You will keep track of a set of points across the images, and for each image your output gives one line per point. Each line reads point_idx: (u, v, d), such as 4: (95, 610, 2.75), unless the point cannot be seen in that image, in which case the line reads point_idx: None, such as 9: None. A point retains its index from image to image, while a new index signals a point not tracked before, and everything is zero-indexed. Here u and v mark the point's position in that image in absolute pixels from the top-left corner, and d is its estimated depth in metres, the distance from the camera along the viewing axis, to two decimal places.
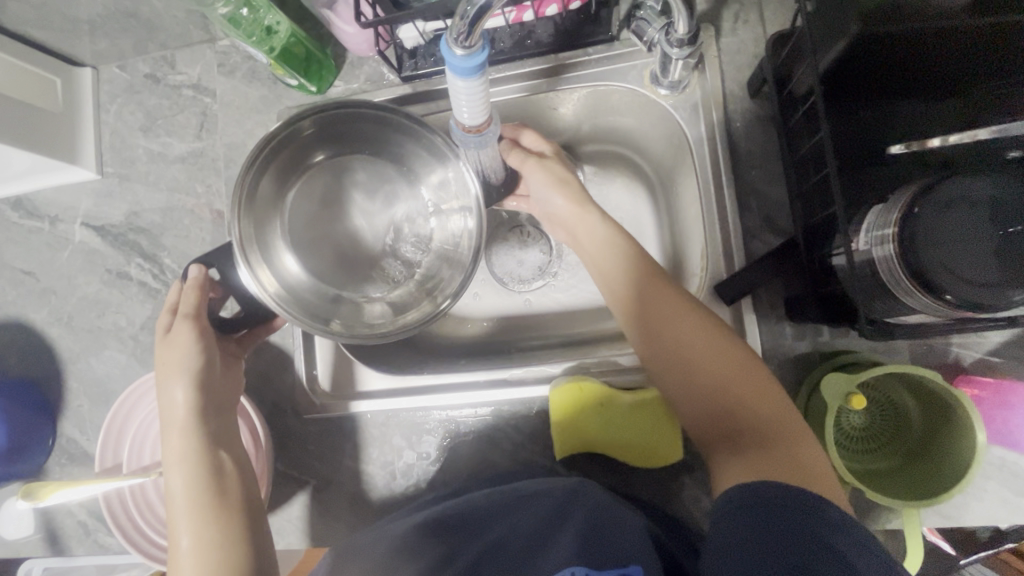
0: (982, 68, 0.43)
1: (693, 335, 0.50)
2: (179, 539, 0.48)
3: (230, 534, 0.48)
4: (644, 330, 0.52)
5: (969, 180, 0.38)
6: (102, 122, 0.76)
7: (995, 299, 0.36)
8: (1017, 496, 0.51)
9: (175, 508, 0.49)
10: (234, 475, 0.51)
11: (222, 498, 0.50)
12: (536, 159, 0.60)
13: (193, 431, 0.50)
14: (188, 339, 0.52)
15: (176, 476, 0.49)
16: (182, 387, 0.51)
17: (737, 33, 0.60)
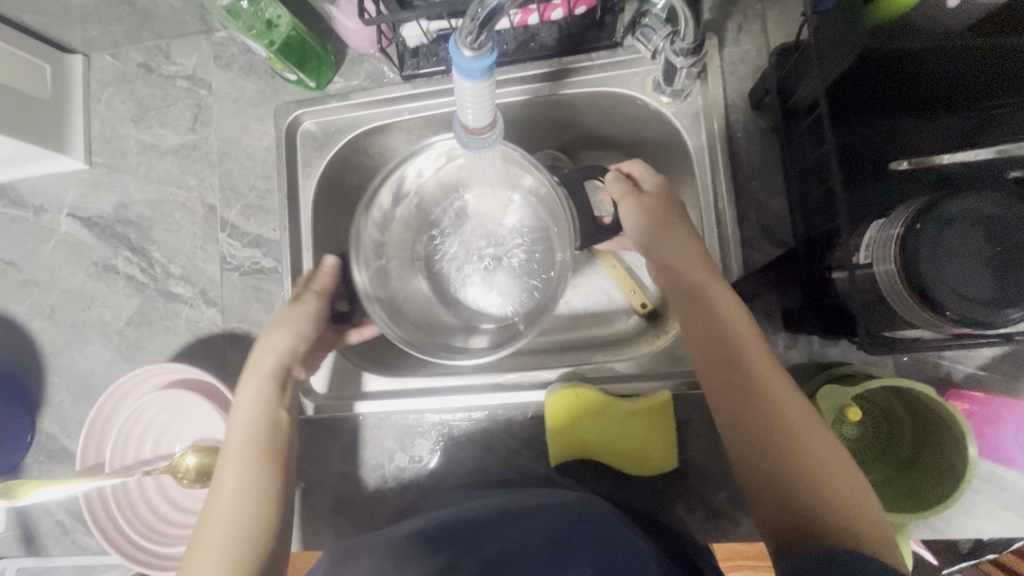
0: (987, 88, 0.44)
1: (776, 384, 0.47)
2: (225, 479, 0.49)
3: (266, 496, 0.49)
4: (720, 366, 0.49)
5: (971, 197, 0.38)
6: (92, 111, 0.74)
7: (993, 316, 0.37)
8: (1003, 510, 0.52)
9: (230, 443, 0.50)
10: (285, 435, 0.52)
11: (270, 454, 0.50)
12: (633, 198, 0.57)
13: (273, 377, 0.53)
14: (307, 310, 0.56)
15: (245, 412, 0.52)
16: (285, 339, 0.54)
17: (739, 44, 0.60)
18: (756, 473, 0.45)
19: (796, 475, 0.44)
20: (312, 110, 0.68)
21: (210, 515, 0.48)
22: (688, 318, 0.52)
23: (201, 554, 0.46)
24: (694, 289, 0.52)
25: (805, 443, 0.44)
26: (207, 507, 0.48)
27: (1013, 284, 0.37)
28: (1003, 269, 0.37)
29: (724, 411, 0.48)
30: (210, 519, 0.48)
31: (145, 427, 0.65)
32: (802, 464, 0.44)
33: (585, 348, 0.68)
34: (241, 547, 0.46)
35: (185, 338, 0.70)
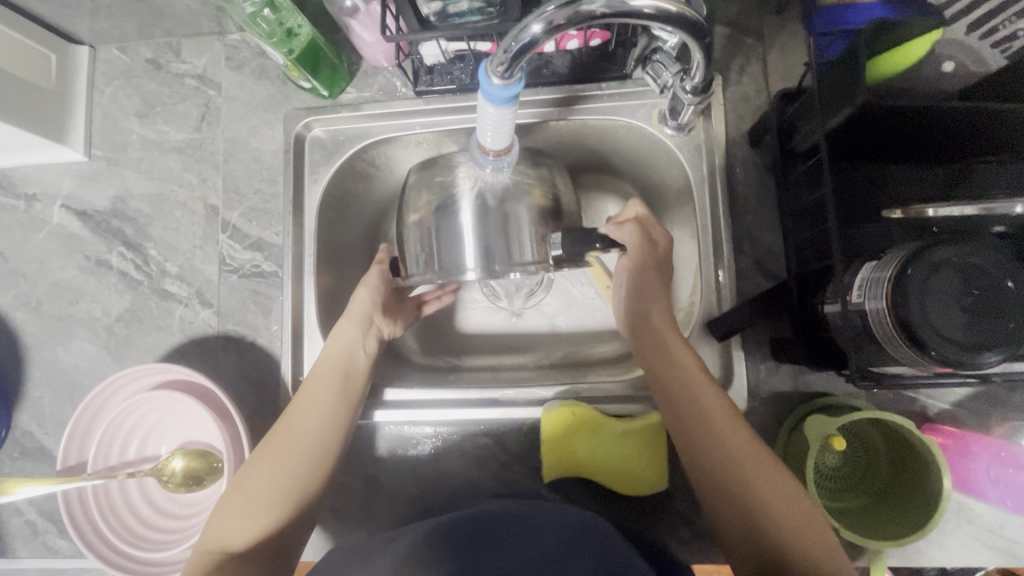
0: (975, 144, 0.47)
1: (725, 420, 0.51)
2: (324, 397, 0.57)
3: (342, 420, 0.57)
4: (682, 428, 0.52)
5: (958, 247, 0.41)
6: (95, 103, 0.74)
7: (972, 358, 0.40)
8: (968, 539, 0.55)
9: (322, 366, 0.59)
10: (360, 377, 0.60)
11: (348, 387, 0.59)
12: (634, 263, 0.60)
13: (362, 319, 0.62)
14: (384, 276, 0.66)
15: (334, 346, 0.61)
16: (364, 294, 0.64)
17: (741, 84, 0.63)
18: (732, 526, 0.48)
19: (756, 514, 0.47)
20: (323, 118, 0.69)
21: (288, 423, 0.56)
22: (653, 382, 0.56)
23: (270, 451, 0.54)
24: (659, 353, 0.56)
25: (768, 496, 0.47)
26: (286, 414, 0.57)
27: (989, 329, 0.40)
28: (981, 316, 0.40)
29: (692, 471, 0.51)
30: (286, 426, 0.56)
31: (131, 428, 0.63)
32: (761, 509, 0.47)
33: (578, 365, 0.69)
34: (307, 454, 0.55)
35: (177, 338, 0.69)
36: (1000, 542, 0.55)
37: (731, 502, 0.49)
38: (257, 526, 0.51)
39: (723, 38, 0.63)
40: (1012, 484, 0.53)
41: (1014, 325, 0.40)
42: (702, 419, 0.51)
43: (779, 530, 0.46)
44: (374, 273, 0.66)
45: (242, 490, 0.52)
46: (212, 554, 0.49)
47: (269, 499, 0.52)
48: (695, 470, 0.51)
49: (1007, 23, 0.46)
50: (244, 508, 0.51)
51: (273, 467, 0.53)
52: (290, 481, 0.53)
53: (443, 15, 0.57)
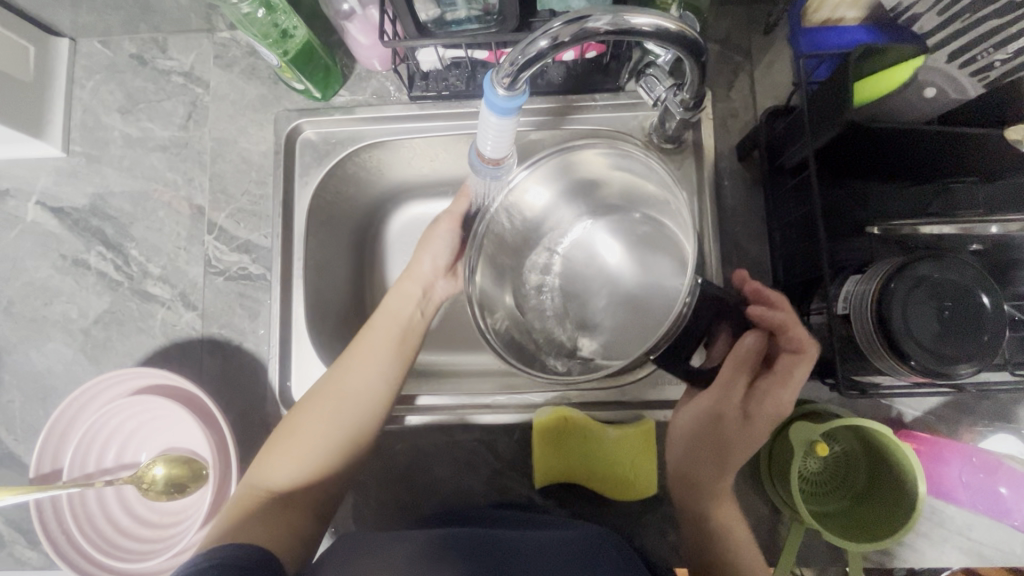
0: (955, 164, 0.49)
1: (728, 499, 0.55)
2: (377, 354, 0.59)
3: (396, 378, 0.59)
4: (684, 473, 0.56)
5: (939, 262, 0.43)
6: (75, 98, 0.71)
7: (947, 369, 0.42)
8: (940, 542, 0.57)
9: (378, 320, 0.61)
10: (417, 333, 0.62)
11: (402, 348, 0.61)
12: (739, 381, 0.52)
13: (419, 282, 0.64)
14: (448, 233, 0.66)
15: (395, 300, 0.63)
16: (429, 258, 0.65)
17: (730, 101, 0.65)
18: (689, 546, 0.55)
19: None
20: (315, 120, 0.68)
21: (343, 375, 0.57)
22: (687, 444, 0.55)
23: (321, 398, 0.56)
24: (712, 438, 0.54)
25: (741, 551, 0.53)
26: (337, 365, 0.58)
27: (964, 342, 0.42)
28: (952, 327, 0.42)
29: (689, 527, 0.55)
30: (339, 374, 0.58)
31: (110, 433, 0.61)
32: None
33: None
34: (360, 403, 0.56)
35: (159, 341, 0.67)
36: (968, 544, 0.57)
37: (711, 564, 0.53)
38: (303, 466, 0.54)
39: (712, 54, 0.66)
40: (984, 490, 0.55)
41: (986, 338, 0.42)
42: (714, 476, 0.54)
43: None
44: (443, 236, 0.66)
45: (291, 431, 0.55)
46: (258, 490, 0.52)
47: (318, 446, 0.55)
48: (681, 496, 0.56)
49: (986, 53, 0.49)
50: (292, 450, 0.54)
51: (325, 415, 0.56)
52: (340, 428, 0.55)
53: (440, 22, 0.57)
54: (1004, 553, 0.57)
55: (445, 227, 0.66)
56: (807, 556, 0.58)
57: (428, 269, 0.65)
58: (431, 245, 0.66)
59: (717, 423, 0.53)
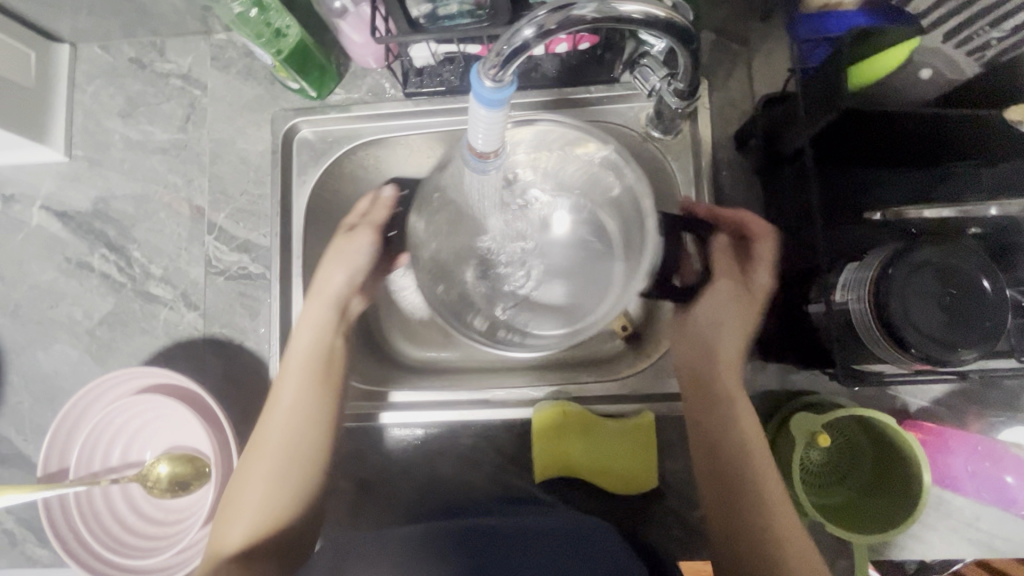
0: (956, 147, 0.48)
1: (748, 428, 0.53)
2: (283, 395, 0.58)
3: (326, 410, 0.58)
4: (696, 382, 0.56)
5: (938, 247, 0.42)
6: (76, 103, 0.72)
7: (950, 355, 0.41)
8: (949, 533, 0.56)
9: (292, 362, 0.60)
10: (339, 360, 0.61)
11: (328, 378, 0.60)
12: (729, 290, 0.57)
13: (331, 306, 0.62)
14: (367, 241, 0.64)
15: (306, 334, 0.60)
16: (340, 275, 0.63)
17: (727, 89, 0.64)
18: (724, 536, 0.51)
19: (764, 535, 0.48)
20: (311, 119, 0.68)
21: (271, 425, 0.57)
22: (687, 357, 0.58)
23: (265, 450, 0.56)
24: (705, 347, 0.57)
25: (763, 483, 0.50)
26: (264, 418, 0.58)
27: (967, 327, 0.41)
28: (953, 313, 0.41)
29: (703, 467, 0.54)
30: (269, 423, 0.58)
31: (115, 432, 0.62)
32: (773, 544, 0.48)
33: (569, 366, 0.69)
34: (296, 450, 0.56)
35: (162, 341, 0.68)
36: (977, 535, 0.56)
37: (726, 522, 0.51)
38: (255, 526, 0.54)
39: (708, 43, 0.65)
40: (989, 478, 0.54)
41: (989, 324, 0.41)
42: (724, 398, 0.54)
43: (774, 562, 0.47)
44: (362, 246, 0.64)
45: (232, 495, 0.55)
46: (213, 559, 0.52)
47: (263, 504, 0.54)
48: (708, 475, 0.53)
49: (981, 32, 0.48)
50: (238, 514, 0.54)
51: (260, 470, 0.55)
52: (283, 480, 0.55)
53: (433, 18, 0.57)
54: (1016, 544, 0.56)
55: (363, 239, 0.64)
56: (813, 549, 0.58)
57: (339, 286, 0.63)
58: (342, 262, 0.63)
59: (715, 365, 0.56)
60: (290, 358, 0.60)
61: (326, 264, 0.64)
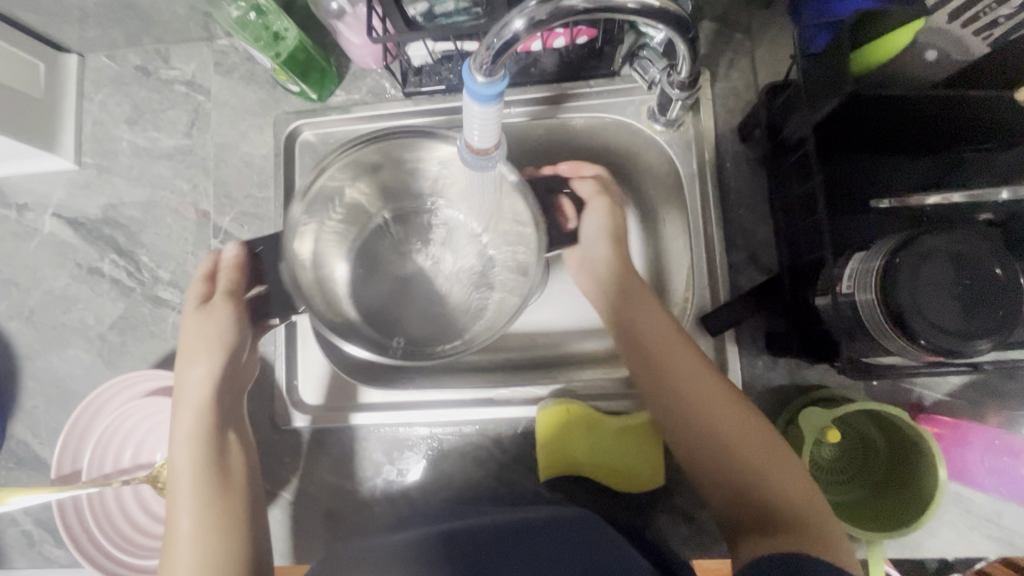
0: (965, 132, 0.47)
1: (667, 338, 0.57)
2: (180, 520, 0.51)
3: (232, 513, 0.52)
4: (616, 298, 0.60)
5: (947, 235, 0.41)
6: (85, 112, 0.74)
7: (963, 346, 0.40)
8: (970, 530, 0.55)
9: (178, 484, 0.53)
10: (236, 459, 0.55)
11: (224, 480, 0.53)
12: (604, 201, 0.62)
13: (206, 411, 0.55)
14: (226, 316, 0.56)
15: (185, 449, 0.53)
16: (206, 362, 0.55)
17: (730, 79, 0.63)
18: (710, 485, 0.52)
19: (715, 434, 0.52)
20: (312, 121, 0.69)
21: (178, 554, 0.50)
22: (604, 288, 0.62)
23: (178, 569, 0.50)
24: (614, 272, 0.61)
25: (691, 381, 0.54)
26: (166, 554, 0.51)
27: (980, 316, 0.40)
28: (965, 302, 0.40)
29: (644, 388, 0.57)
30: (173, 560, 0.50)
31: (125, 434, 0.63)
32: (722, 441, 0.52)
33: (574, 364, 0.68)
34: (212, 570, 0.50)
35: (171, 344, 0.69)
36: (999, 532, 0.54)
37: (683, 426, 0.54)
38: None
39: (710, 32, 0.64)
40: (1006, 473, 0.53)
41: (1003, 313, 0.40)
42: (643, 309, 0.59)
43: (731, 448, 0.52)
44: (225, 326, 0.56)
45: None
46: None
47: None
48: (675, 431, 0.54)
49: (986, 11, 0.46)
50: None
51: None
52: None
53: (430, 15, 0.57)
54: None
55: (224, 315, 0.56)
56: None
57: (200, 381, 0.55)
58: (202, 350, 0.55)
59: (644, 320, 0.58)
60: (173, 482, 0.53)
61: (182, 357, 0.56)
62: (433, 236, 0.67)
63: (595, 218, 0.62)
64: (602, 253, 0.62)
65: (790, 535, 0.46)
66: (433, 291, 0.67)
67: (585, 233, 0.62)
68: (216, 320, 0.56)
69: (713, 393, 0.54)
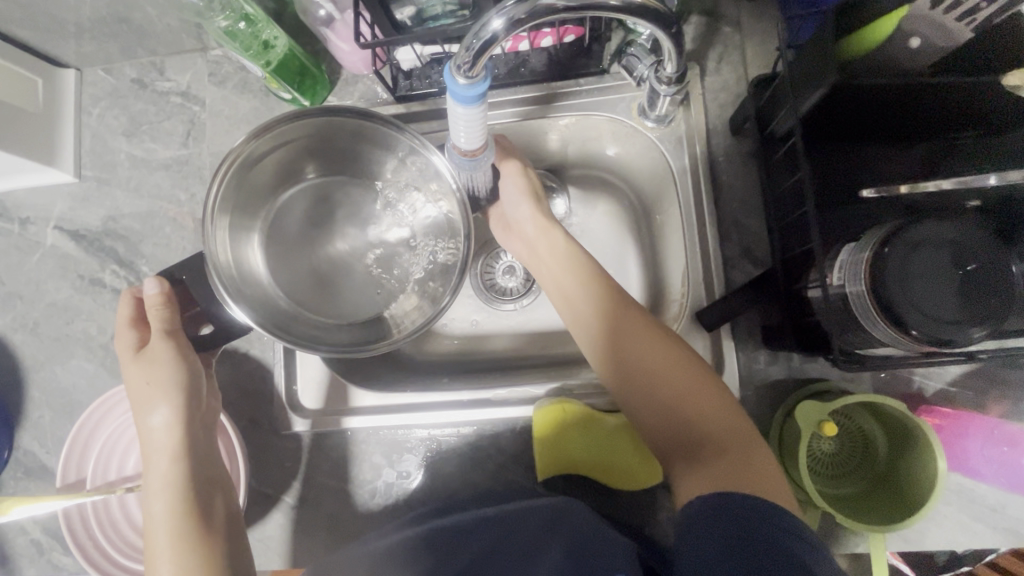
0: (956, 119, 0.47)
1: (606, 299, 0.56)
2: (160, 565, 0.47)
3: (214, 551, 0.49)
4: (546, 266, 0.60)
5: (937, 223, 0.41)
6: (84, 126, 0.75)
7: (956, 336, 0.39)
8: (974, 522, 0.54)
9: (156, 533, 0.48)
10: (215, 500, 0.52)
11: (205, 523, 0.50)
12: (519, 165, 0.61)
13: (179, 453, 0.51)
14: (169, 356, 0.52)
15: (159, 501, 0.49)
16: (164, 408, 0.51)
17: (720, 73, 0.63)
18: (653, 431, 0.51)
19: (654, 383, 0.51)
20: None
21: None
22: (535, 260, 0.62)
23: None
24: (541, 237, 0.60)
25: (626, 330, 0.54)
26: None
27: (974, 304, 0.39)
28: (957, 291, 0.40)
29: (586, 345, 0.56)
30: None
31: (128, 443, 0.64)
32: (660, 384, 0.51)
33: (572, 362, 0.68)
34: None
35: None
36: (1004, 523, 0.54)
37: (624, 378, 0.53)
38: None
39: (699, 26, 0.63)
40: (1008, 463, 0.52)
41: (996, 301, 0.39)
42: (575, 270, 0.58)
43: (671, 392, 0.51)
44: (171, 370, 0.52)
45: None
46: None
47: None
48: (619, 384, 0.53)
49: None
50: None
51: None
52: None
53: (418, 19, 0.57)
54: None
55: (164, 353, 0.52)
56: (828, 541, 0.56)
57: (164, 425, 0.51)
58: (156, 394, 0.51)
59: (577, 282, 0.57)
60: (149, 537, 0.49)
61: (135, 410, 0.52)
62: (353, 219, 0.65)
63: (511, 180, 0.61)
64: (527, 215, 0.61)
65: (728, 459, 0.46)
66: (360, 273, 0.65)
67: (506, 198, 0.61)
68: (160, 369, 0.52)
69: (652, 341, 0.53)
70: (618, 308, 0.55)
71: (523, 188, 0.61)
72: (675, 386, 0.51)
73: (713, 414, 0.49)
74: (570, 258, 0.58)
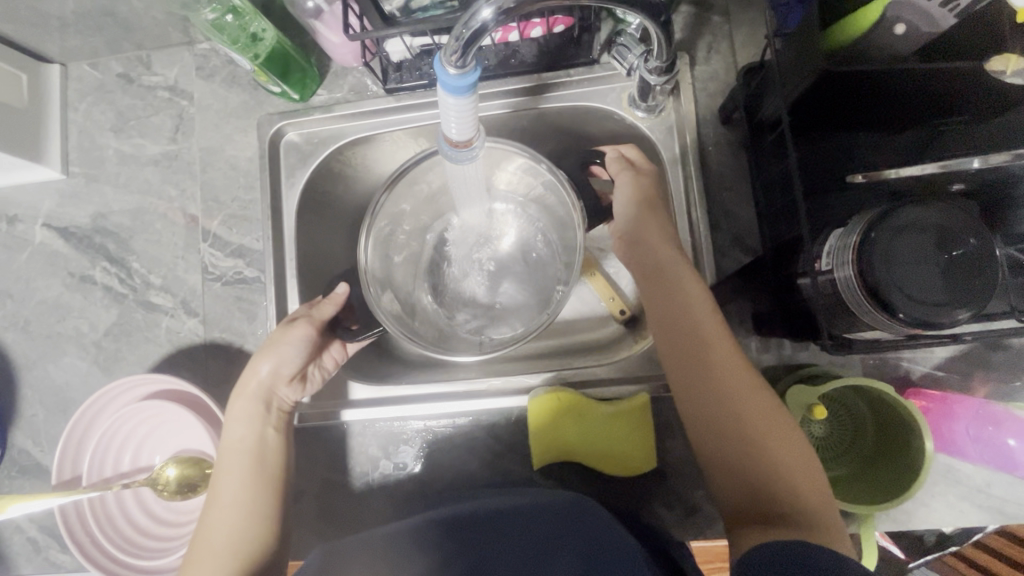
0: (940, 105, 0.48)
1: (704, 320, 0.52)
2: (221, 492, 0.53)
3: (264, 502, 0.54)
4: (643, 272, 0.57)
5: (923, 207, 0.41)
6: (70, 121, 0.74)
7: (941, 317, 0.40)
8: (960, 501, 0.55)
9: (225, 459, 0.55)
10: (276, 454, 0.56)
11: (262, 469, 0.55)
12: (630, 172, 0.59)
13: (261, 397, 0.57)
14: (300, 334, 0.57)
15: (234, 434, 0.56)
16: (269, 364, 0.57)
17: (710, 62, 0.63)
18: (714, 462, 0.50)
19: (738, 424, 0.49)
20: (295, 121, 0.69)
21: (211, 519, 0.53)
22: (635, 263, 0.58)
23: (210, 532, 0.52)
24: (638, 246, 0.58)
25: (715, 358, 0.51)
26: (203, 517, 0.54)
27: (958, 287, 0.40)
28: (944, 274, 0.40)
29: (669, 358, 0.53)
30: (205, 528, 0.53)
31: (123, 439, 0.64)
32: (744, 428, 0.49)
33: (566, 353, 0.69)
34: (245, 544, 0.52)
35: (165, 349, 0.69)
36: (989, 501, 0.55)
37: (705, 404, 0.50)
38: None
39: (689, 16, 0.64)
40: (993, 443, 0.54)
41: (981, 283, 0.40)
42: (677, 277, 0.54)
43: (754, 437, 0.48)
44: (292, 342, 0.57)
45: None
46: None
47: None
48: (695, 412, 0.51)
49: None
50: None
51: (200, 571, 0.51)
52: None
53: (407, 10, 0.57)
54: None
55: (299, 335, 0.57)
56: None
57: (264, 375, 0.57)
58: (273, 349, 0.57)
59: (675, 293, 0.54)
60: (220, 461, 0.55)
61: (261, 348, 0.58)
62: (423, 224, 0.70)
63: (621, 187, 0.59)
64: (633, 219, 0.58)
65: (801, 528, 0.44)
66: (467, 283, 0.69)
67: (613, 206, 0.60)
68: (285, 347, 0.57)
69: (740, 377, 0.50)
70: (713, 331, 0.52)
71: (630, 188, 0.58)
72: (756, 409, 0.49)
73: (789, 472, 0.47)
74: (664, 273, 0.55)
